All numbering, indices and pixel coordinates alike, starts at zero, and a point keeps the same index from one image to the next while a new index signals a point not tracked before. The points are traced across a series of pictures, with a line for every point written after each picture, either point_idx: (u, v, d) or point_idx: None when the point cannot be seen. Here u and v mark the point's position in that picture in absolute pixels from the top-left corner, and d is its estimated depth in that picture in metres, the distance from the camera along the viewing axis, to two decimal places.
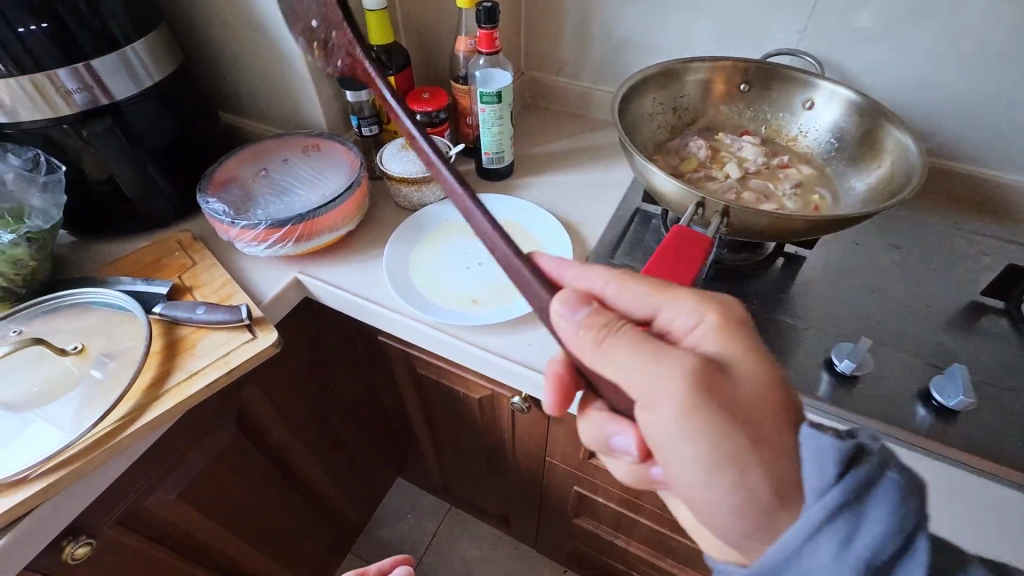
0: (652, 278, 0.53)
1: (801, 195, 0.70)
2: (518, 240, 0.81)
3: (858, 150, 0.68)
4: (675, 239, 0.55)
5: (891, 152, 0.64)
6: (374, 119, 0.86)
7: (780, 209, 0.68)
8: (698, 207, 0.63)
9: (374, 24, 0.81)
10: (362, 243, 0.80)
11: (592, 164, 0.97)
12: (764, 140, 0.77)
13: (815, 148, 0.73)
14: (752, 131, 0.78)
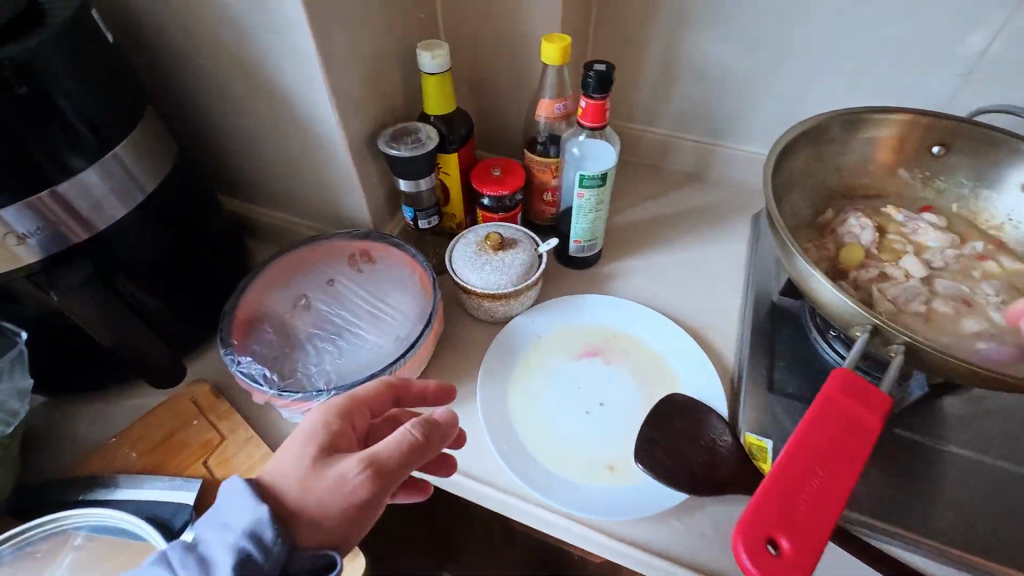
0: (800, 460, 0.41)
1: (1012, 306, 0.56)
2: (639, 358, 0.63)
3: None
4: (835, 392, 0.43)
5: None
6: (434, 209, 0.67)
7: (989, 328, 0.54)
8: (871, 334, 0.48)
9: (433, 91, 0.61)
10: (441, 381, 0.62)
11: (690, 235, 0.80)
12: (949, 220, 0.63)
13: (1013, 233, 0.60)
14: (930, 206, 0.64)
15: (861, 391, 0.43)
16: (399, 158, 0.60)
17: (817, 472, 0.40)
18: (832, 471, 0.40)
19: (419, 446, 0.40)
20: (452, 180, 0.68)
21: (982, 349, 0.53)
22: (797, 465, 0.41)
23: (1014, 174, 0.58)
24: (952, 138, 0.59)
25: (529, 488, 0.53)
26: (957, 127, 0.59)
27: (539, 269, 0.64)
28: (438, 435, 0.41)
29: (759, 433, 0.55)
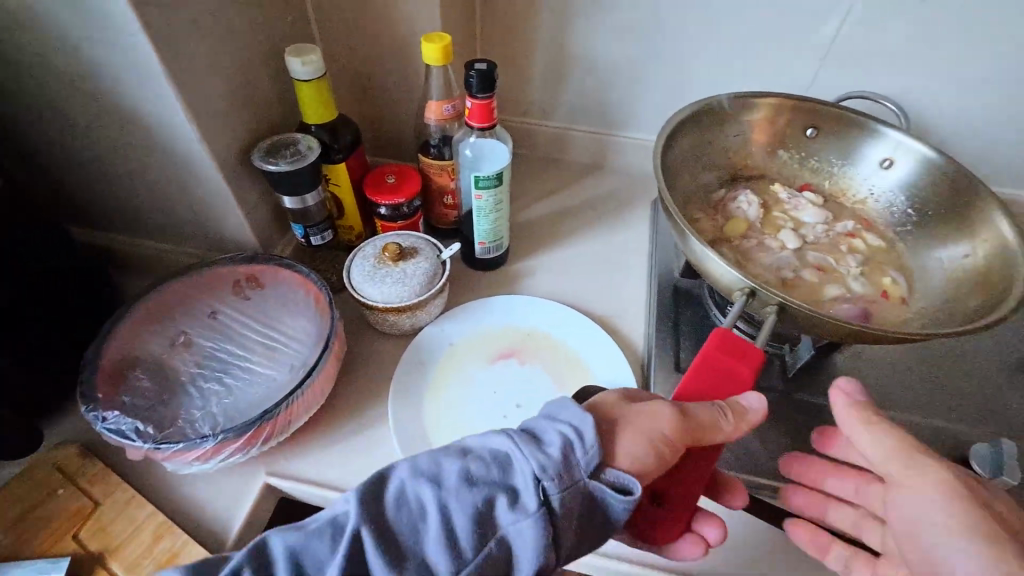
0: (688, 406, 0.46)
1: (869, 276, 0.62)
2: (552, 355, 0.63)
3: (941, 223, 0.60)
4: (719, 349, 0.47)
5: (985, 242, 0.56)
6: (327, 223, 0.63)
7: (846, 293, 0.60)
8: (747, 297, 0.51)
9: (310, 99, 0.57)
10: (349, 404, 0.58)
11: (593, 225, 0.81)
12: (826, 198, 0.68)
13: (878, 210, 0.66)
14: (813, 185, 0.68)
15: (738, 348, 0.47)
16: (279, 173, 0.55)
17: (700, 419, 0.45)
18: None
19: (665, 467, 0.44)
20: (344, 192, 0.65)
21: (843, 311, 0.58)
22: None
23: (885, 155, 0.64)
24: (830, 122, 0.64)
25: None
26: (831, 111, 0.63)
27: (443, 277, 0.62)
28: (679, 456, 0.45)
29: None
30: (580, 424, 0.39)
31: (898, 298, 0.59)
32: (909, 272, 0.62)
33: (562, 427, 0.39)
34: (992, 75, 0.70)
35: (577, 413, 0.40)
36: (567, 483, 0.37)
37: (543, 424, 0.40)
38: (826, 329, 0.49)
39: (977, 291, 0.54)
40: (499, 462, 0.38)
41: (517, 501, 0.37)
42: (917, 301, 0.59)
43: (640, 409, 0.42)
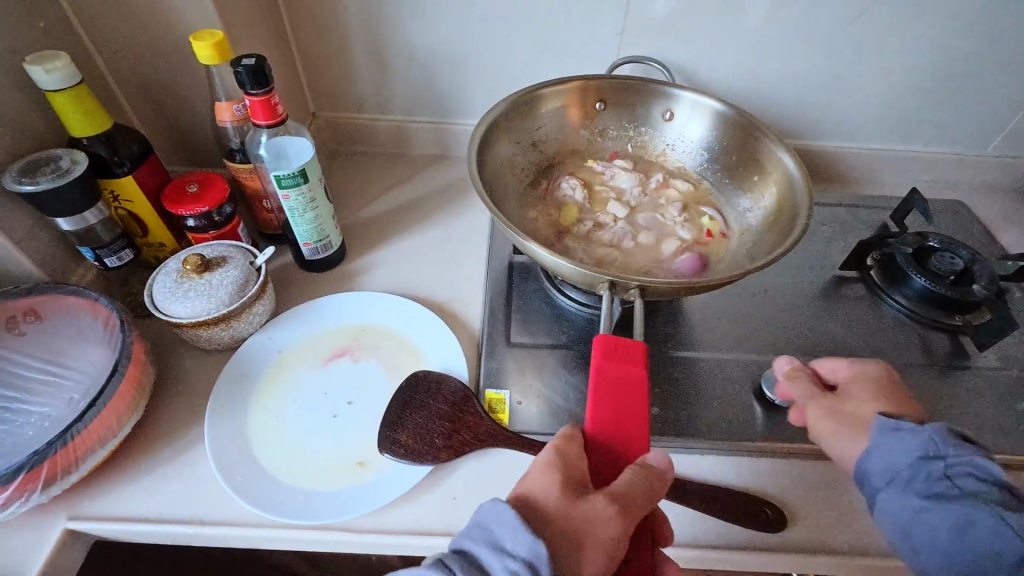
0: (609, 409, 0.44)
1: (691, 221, 0.65)
2: (386, 347, 0.63)
3: (733, 161, 0.65)
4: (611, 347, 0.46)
5: (773, 172, 0.60)
6: (122, 242, 0.59)
7: (682, 242, 0.62)
8: (611, 287, 0.51)
9: (72, 110, 0.53)
10: (164, 429, 0.55)
11: (436, 215, 0.81)
12: (635, 160, 0.71)
13: (687, 161, 0.69)
14: (619, 151, 0.72)
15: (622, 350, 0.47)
16: (40, 194, 0.50)
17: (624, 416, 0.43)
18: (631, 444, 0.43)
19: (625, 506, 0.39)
20: (140, 207, 0.61)
21: (682, 264, 0.60)
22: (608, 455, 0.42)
23: (671, 111, 0.67)
24: (617, 94, 0.67)
25: (268, 515, 0.49)
26: (610, 83, 0.66)
27: (258, 283, 0.60)
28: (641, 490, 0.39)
29: (496, 387, 0.60)
30: (534, 560, 0.36)
31: (720, 232, 0.63)
32: (721, 206, 0.66)
33: (517, 558, 0.36)
34: (767, 37, 0.77)
35: (529, 546, 0.36)
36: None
37: (490, 557, 0.36)
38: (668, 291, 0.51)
39: (775, 227, 0.57)
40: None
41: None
42: (734, 232, 0.63)
43: (585, 513, 0.38)
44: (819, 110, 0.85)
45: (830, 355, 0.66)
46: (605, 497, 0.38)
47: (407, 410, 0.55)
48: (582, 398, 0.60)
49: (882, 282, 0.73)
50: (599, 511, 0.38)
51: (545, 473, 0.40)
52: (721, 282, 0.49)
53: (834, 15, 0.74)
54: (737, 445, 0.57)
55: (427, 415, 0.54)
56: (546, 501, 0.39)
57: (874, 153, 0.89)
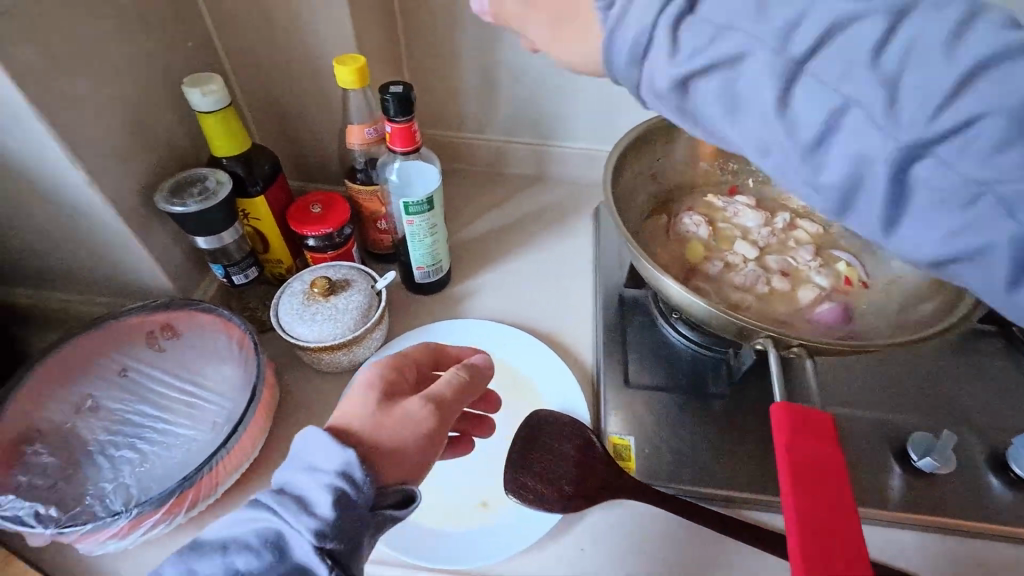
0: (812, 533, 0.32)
1: (827, 266, 0.61)
2: (501, 379, 0.61)
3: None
4: (794, 432, 0.36)
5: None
6: (250, 260, 0.59)
7: (820, 290, 0.58)
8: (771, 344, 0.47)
9: (219, 131, 0.53)
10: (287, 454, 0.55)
11: (538, 239, 0.80)
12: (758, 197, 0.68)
13: None
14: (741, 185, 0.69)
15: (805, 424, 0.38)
16: (188, 215, 0.51)
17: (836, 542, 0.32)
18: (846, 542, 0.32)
19: (442, 407, 0.41)
20: (267, 226, 0.61)
21: (823, 314, 0.56)
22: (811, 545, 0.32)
23: None
24: None
25: (399, 554, 0.48)
26: None
27: (379, 308, 0.59)
28: (460, 389, 0.42)
29: (621, 432, 0.57)
30: (346, 465, 0.35)
31: (861, 281, 0.59)
32: (858, 252, 0.62)
33: (329, 474, 0.35)
34: None
35: (341, 454, 0.35)
36: (334, 524, 0.33)
37: (304, 479, 0.35)
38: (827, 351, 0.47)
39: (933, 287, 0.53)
40: (273, 546, 0.34)
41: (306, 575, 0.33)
42: (877, 283, 0.59)
43: (401, 420, 0.39)
44: None
45: (974, 417, 0.61)
46: (416, 398, 0.40)
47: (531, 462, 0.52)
48: (708, 449, 0.57)
49: None
50: (409, 410, 0.40)
51: (361, 395, 0.41)
52: (891, 345, 0.45)
53: None
54: (881, 514, 0.53)
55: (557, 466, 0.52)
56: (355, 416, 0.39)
57: None
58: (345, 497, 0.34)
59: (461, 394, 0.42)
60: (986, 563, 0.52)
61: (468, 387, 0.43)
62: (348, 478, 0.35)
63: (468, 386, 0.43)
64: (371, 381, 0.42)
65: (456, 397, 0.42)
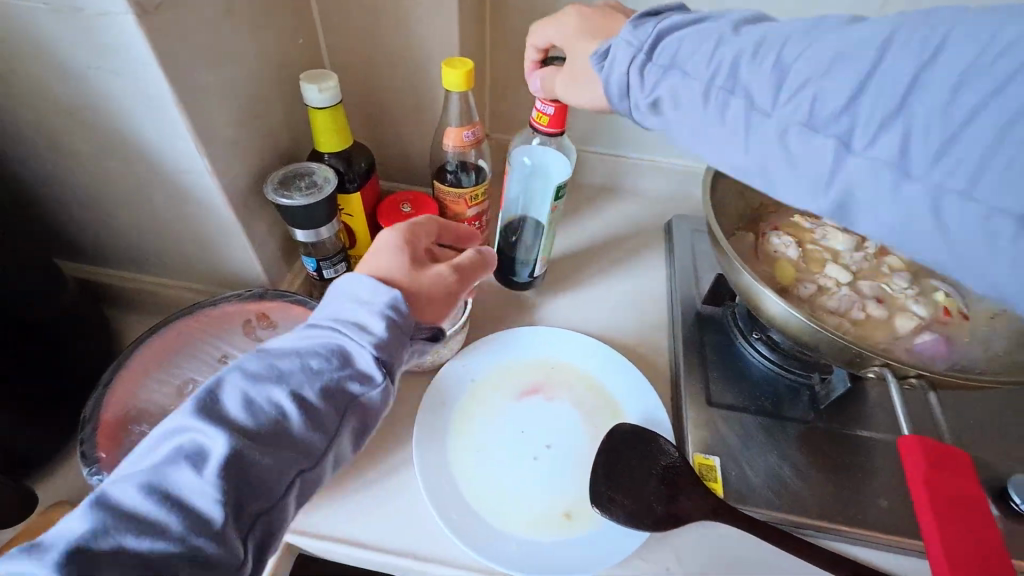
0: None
1: (924, 295, 0.59)
2: (581, 389, 0.61)
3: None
4: (928, 469, 0.35)
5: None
6: (340, 256, 0.60)
7: (918, 320, 0.57)
8: (882, 371, 0.46)
9: (326, 127, 0.54)
10: (370, 451, 0.55)
11: (610, 250, 0.79)
12: None
13: None
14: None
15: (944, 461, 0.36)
16: (295, 208, 0.51)
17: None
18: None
19: (461, 275, 0.46)
20: (358, 222, 0.62)
21: (923, 344, 0.55)
22: None
23: None
24: None
25: (486, 561, 0.48)
26: None
27: (466, 310, 0.59)
28: (476, 263, 0.47)
29: (706, 452, 0.56)
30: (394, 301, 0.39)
31: (961, 313, 0.57)
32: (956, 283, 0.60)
33: (379, 305, 0.39)
34: None
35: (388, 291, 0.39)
36: (387, 343, 0.38)
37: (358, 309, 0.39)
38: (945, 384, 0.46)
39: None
40: (336, 356, 0.38)
41: (366, 379, 0.38)
42: (979, 316, 0.57)
43: (428, 278, 0.44)
44: None
45: None
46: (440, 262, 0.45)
47: (619, 479, 0.52)
48: (797, 475, 0.55)
49: None
50: (434, 271, 0.44)
51: (391, 256, 0.44)
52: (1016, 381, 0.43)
53: None
54: None
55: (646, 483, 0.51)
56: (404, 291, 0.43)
57: None
58: (394, 322, 0.38)
59: (478, 268, 0.47)
60: None
61: (485, 263, 0.48)
62: (390, 307, 0.39)
63: (483, 262, 0.48)
64: (395, 243, 0.45)
65: (471, 268, 0.47)
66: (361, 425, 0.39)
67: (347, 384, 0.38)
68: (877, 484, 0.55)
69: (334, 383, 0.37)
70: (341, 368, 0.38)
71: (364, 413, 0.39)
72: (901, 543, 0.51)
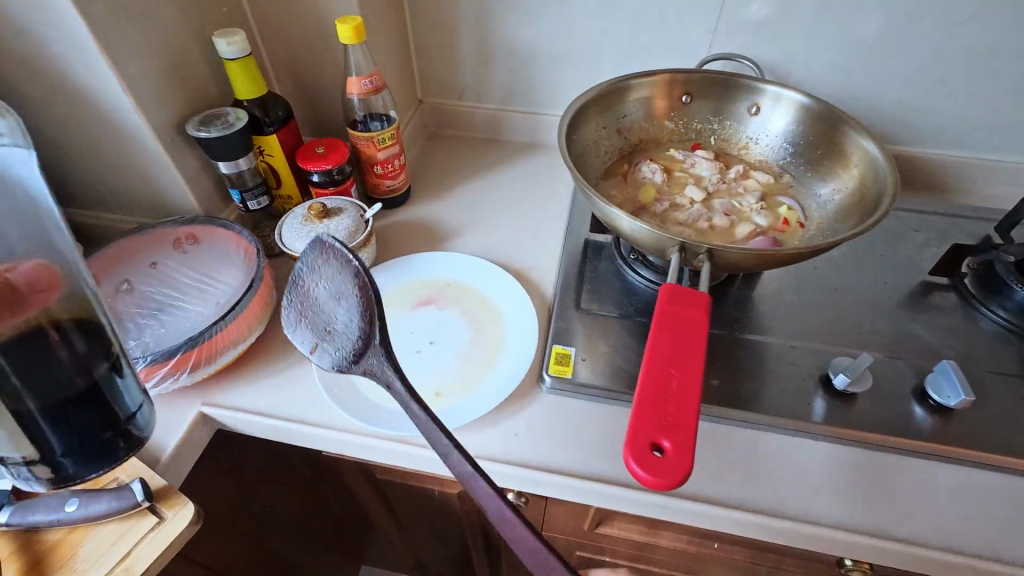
0: (657, 371, 0.40)
1: (769, 209, 0.67)
2: (467, 301, 0.70)
3: (817, 154, 0.67)
4: (667, 303, 0.43)
5: (859, 162, 0.62)
6: (261, 190, 0.71)
7: (756, 229, 0.65)
8: (680, 251, 0.52)
9: (240, 75, 0.65)
10: (279, 346, 0.65)
11: (521, 192, 0.87)
12: (717, 152, 0.75)
13: (768, 154, 0.72)
14: (702, 144, 0.75)
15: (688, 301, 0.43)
16: (210, 138, 0.63)
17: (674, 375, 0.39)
18: (689, 377, 0.39)
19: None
20: (278, 161, 0.72)
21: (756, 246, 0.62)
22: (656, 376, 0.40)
23: (757, 105, 0.70)
24: (704, 88, 0.70)
25: (359, 422, 0.57)
26: (699, 77, 0.70)
27: (365, 232, 0.69)
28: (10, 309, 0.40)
29: (564, 344, 0.64)
30: None
31: (797, 222, 0.65)
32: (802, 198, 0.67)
33: None
34: (866, 38, 0.77)
35: None
36: None
37: None
38: (748, 262, 0.52)
39: (856, 214, 0.60)
40: None
41: None
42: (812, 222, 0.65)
43: None
44: (925, 113, 0.82)
45: (910, 355, 0.64)
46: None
47: (331, 311, 0.50)
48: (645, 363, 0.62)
49: (976, 291, 0.70)
50: None
51: None
52: (800, 249, 0.50)
53: (941, 11, 0.73)
54: (800, 426, 0.57)
55: (336, 305, 0.50)
56: None
57: (983, 163, 0.84)
58: None
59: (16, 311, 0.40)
60: (898, 475, 0.55)
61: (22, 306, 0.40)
62: None
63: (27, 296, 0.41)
64: None
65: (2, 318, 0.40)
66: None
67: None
68: (715, 368, 0.62)
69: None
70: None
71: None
72: (725, 413, 0.58)
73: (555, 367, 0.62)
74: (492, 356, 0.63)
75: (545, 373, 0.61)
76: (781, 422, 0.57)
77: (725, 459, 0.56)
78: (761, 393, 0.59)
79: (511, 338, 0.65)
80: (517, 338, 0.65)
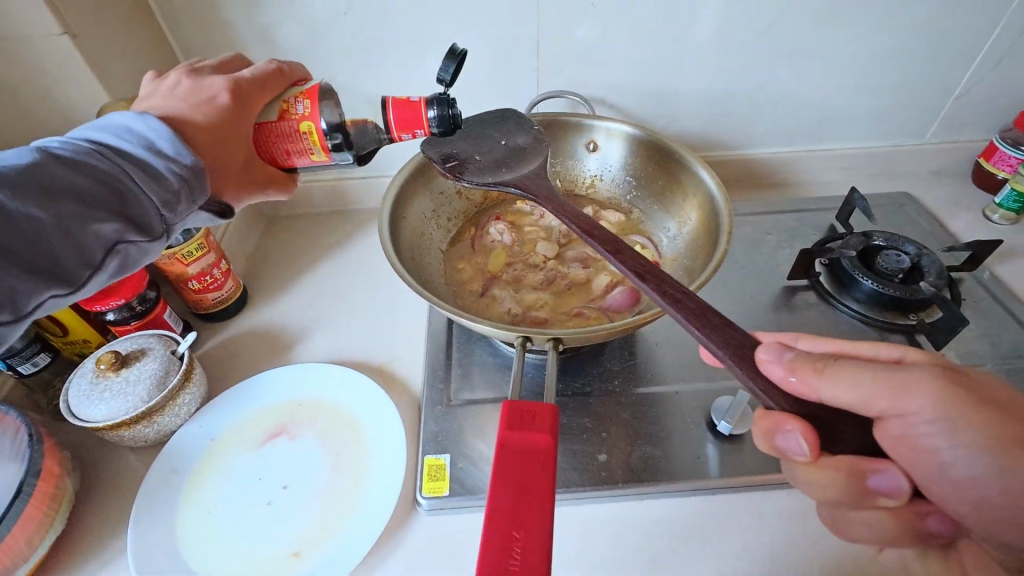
0: (497, 531, 0.34)
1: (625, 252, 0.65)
2: (324, 422, 0.60)
3: (657, 184, 0.66)
4: (507, 433, 0.39)
5: (695, 195, 0.61)
6: (34, 348, 0.59)
7: (614, 278, 0.62)
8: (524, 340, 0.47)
9: None
10: (90, 542, 0.53)
11: (376, 268, 0.79)
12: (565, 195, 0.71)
13: (615, 189, 0.69)
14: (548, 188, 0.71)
15: (530, 427, 0.39)
16: None
17: (516, 536, 0.34)
18: (532, 533, 0.34)
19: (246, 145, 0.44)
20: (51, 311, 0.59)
21: (613, 300, 0.59)
22: (495, 536, 0.34)
23: (592, 142, 0.67)
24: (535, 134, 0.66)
25: None
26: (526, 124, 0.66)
27: (179, 371, 0.58)
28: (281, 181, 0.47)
29: (436, 452, 0.56)
30: None
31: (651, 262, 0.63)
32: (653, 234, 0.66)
33: None
34: (684, 56, 0.77)
35: None
36: None
37: None
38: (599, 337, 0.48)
39: (699, 252, 0.59)
40: None
41: None
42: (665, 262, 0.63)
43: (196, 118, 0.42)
44: (755, 115, 0.84)
45: None
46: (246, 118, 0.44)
47: (473, 142, 0.58)
48: None
49: (832, 288, 0.71)
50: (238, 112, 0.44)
51: None
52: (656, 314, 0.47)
53: (745, 21, 0.73)
54: (696, 485, 0.54)
55: (503, 145, 0.59)
56: (284, 145, 0.47)
57: (811, 155, 0.88)
58: None
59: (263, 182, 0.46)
60: (798, 514, 0.53)
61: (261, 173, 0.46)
62: None
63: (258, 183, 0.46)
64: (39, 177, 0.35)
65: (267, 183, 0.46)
66: (145, 141, 0.39)
67: (94, 224, 0.36)
68: (602, 439, 0.57)
69: (127, 226, 0.38)
70: (70, 199, 0.35)
71: (58, 295, 0.36)
72: (618, 491, 0.54)
73: (429, 485, 0.54)
74: (357, 488, 0.54)
75: (419, 495, 0.54)
76: (676, 485, 0.54)
77: (625, 546, 0.51)
78: (653, 457, 0.56)
79: (378, 459, 0.56)
80: (385, 457, 0.56)
